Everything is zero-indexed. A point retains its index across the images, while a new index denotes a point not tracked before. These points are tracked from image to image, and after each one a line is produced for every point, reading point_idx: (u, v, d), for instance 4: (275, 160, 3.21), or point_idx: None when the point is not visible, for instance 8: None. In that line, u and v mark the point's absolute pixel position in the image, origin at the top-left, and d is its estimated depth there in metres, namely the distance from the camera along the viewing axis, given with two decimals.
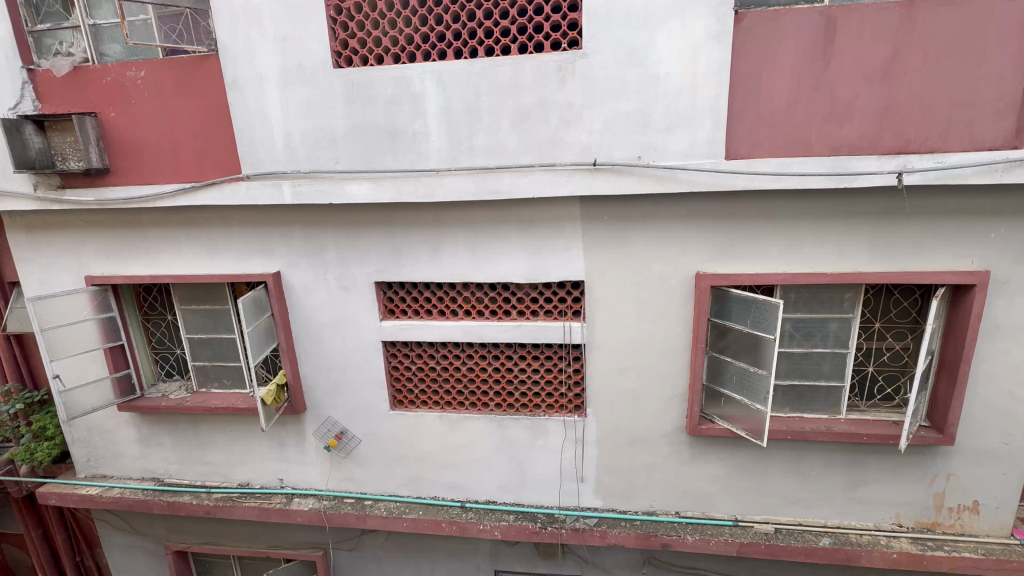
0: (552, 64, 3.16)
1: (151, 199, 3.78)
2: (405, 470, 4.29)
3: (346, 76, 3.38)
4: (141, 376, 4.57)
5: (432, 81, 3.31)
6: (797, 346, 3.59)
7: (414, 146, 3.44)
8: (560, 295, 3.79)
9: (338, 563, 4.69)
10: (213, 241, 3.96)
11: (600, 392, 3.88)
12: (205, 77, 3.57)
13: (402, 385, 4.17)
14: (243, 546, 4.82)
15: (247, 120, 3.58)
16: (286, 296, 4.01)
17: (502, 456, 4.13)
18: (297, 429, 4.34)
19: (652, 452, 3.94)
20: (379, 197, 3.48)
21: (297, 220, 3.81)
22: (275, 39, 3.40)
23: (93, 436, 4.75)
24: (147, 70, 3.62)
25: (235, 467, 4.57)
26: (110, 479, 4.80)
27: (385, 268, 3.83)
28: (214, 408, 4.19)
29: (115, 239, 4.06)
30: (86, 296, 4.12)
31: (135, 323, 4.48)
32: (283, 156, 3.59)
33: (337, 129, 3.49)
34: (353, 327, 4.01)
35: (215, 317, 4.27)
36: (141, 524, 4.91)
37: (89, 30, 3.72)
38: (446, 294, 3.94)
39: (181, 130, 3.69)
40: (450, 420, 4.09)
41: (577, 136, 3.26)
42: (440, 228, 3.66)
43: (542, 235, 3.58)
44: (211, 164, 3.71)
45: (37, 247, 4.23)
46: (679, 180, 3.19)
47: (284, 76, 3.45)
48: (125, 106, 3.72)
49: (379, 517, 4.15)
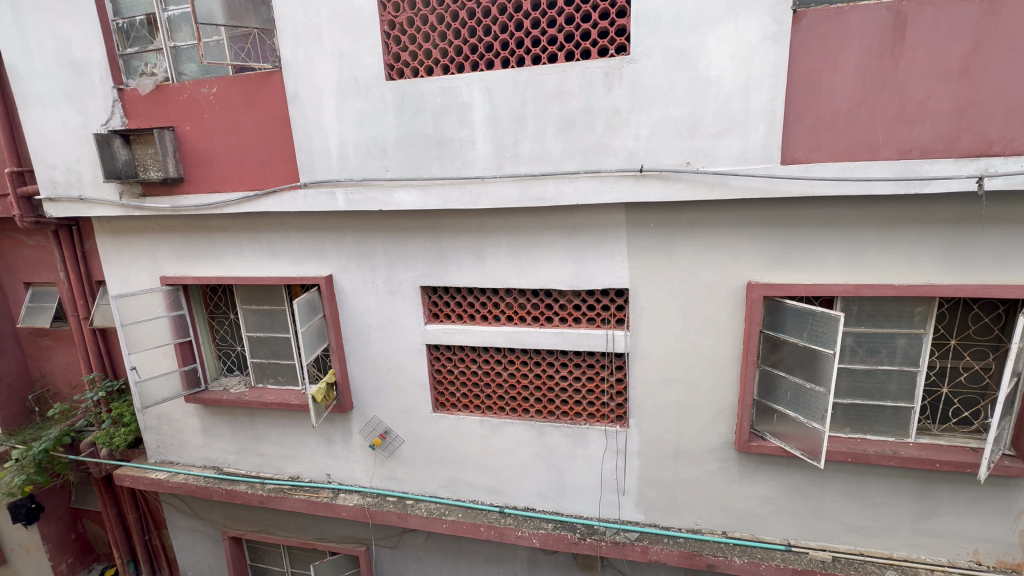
0: (599, 70, 3.15)
1: (219, 206, 4.07)
2: (445, 472, 4.36)
3: (397, 87, 3.51)
4: (206, 370, 4.90)
5: (479, 91, 3.38)
6: (859, 361, 3.36)
7: (460, 154, 3.51)
8: (603, 303, 3.73)
9: (379, 559, 4.81)
10: (272, 245, 4.20)
11: (643, 403, 3.79)
12: (269, 92, 3.81)
13: (444, 388, 4.24)
14: (291, 536, 5.04)
15: (306, 131, 3.78)
16: (337, 298, 4.19)
17: (541, 463, 4.11)
18: (344, 427, 4.51)
19: (698, 468, 3.80)
20: (426, 204, 3.60)
21: (349, 226, 3.98)
22: (333, 54, 3.58)
23: (162, 424, 5.13)
24: (218, 87, 3.91)
25: (286, 460, 4.80)
26: (176, 465, 5.17)
27: (430, 272, 3.93)
28: (269, 403, 4.43)
29: (187, 242, 4.40)
30: (161, 294, 4.49)
31: (202, 321, 4.82)
32: (337, 165, 3.76)
33: (388, 138, 3.62)
34: (399, 330, 4.13)
35: (272, 317, 4.52)
36: (202, 509, 5.25)
37: (170, 52, 4.07)
38: (489, 300, 3.97)
39: (247, 141, 3.95)
40: (490, 424, 4.12)
41: (623, 142, 3.22)
42: (485, 235, 3.72)
43: (585, 242, 3.56)
44: (273, 173, 3.95)
45: (120, 249, 4.64)
46: (730, 186, 3.09)
47: (340, 89, 3.63)
48: (199, 120, 4.03)
49: (420, 516, 4.24)
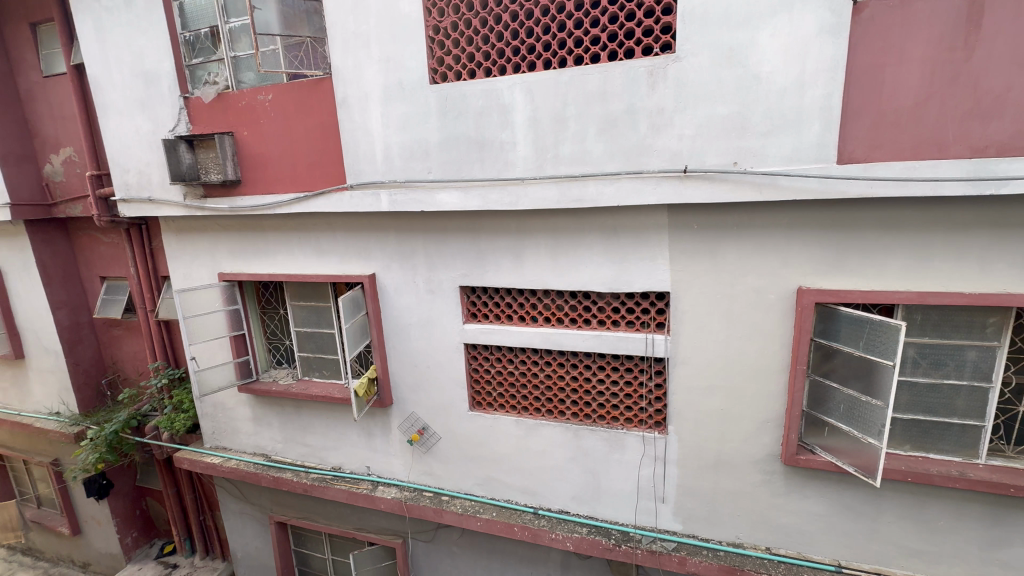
0: (643, 69, 3.10)
1: (272, 207, 4.29)
2: (480, 470, 4.40)
3: (441, 90, 3.58)
4: (257, 362, 5.17)
5: (521, 93, 3.40)
6: (922, 375, 3.13)
7: (501, 156, 3.54)
8: (642, 306, 3.67)
9: (415, 553, 4.92)
10: (320, 244, 4.38)
11: (683, 409, 3.69)
12: (319, 97, 3.98)
13: (481, 387, 4.29)
14: (332, 525, 5.23)
15: (353, 134, 3.92)
16: (380, 296, 4.32)
17: (576, 467, 4.08)
18: (383, 422, 4.64)
19: (740, 479, 3.66)
20: (467, 205, 3.65)
21: (392, 226, 4.10)
22: (380, 60, 3.70)
23: (217, 412, 5.45)
24: (274, 93, 4.12)
25: (329, 451, 4.99)
26: (229, 451, 5.48)
27: (469, 272, 3.98)
28: (314, 396, 4.62)
29: (243, 240, 4.66)
30: (219, 289, 4.77)
31: (254, 316, 5.09)
32: (381, 166, 3.88)
33: (430, 140, 3.70)
34: (438, 328, 4.21)
35: (319, 313, 4.71)
36: (251, 494, 5.55)
37: (230, 62, 4.32)
38: (527, 301, 3.98)
39: (298, 145, 4.14)
40: (526, 424, 4.14)
41: (666, 142, 3.15)
42: (523, 236, 3.74)
43: (625, 244, 3.50)
44: (322, 175, 4.11)
45: (183, 247, 4.96)
46: (780, 187, 2.96)
47: (386, 93, 3.74)
48: (256, 125, 4.25)
49: (455, 513, 4.31)
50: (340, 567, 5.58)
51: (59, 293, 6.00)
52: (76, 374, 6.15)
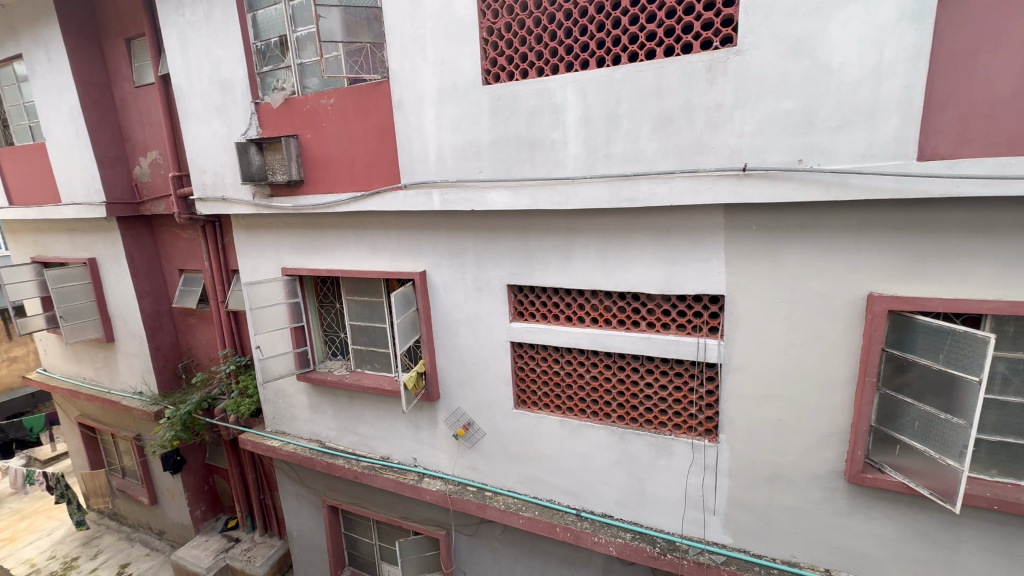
0: (701, 64, 3.00)
1: (331, 205, 4.49)
2: (524, 469, 4.42)
3: (493, 91, 3.63)
4: (315, 353, 5.45)
5: (573, 92, 3.39)
6: (1013, 394, 2.84)
7: (551, 155, 3.54)
8: (694, 309, 3.56)
9: (458, 545, 5.03)
10: (375, 241, 4.56)
11: (736, 418, 3.54)
12: (377, 100, 4.13)
13: (526, 386, 4.31)
14: (380, 512, 5.43)
15: (407, 135, 4.05)
16: (430, 293, 4.43)
17: (621, 471, 4.01)
18: (430, 415, 4.77)
19: (798, 495, 3.47)
20: (516, 205, 3.68)
21: (443, 225, 4.20)
22: (435, 62, 3.79)
23: (277, 398, 5.79)
24: (335, 98, 4.32)
25: (379, 441, 5.19)
26: (287, 436, 5.81)
27: (517, 271, 4.01)
28: (366, 387, 4.81)
29: (304, 237, 4.93)
30: (282, 283, 5.07)
31: (313, 309, 5.37)
32: (434, 166, 3.98)
33: (482, 140, 3.76)
34: (485, 326, 4.26)
35: (372, 308, 4.90)
36: (306, 477, 5.85)
37: (297, 68, 4.56)
38: (575, 301, 3.95)
39: (357, 147, 4.32)
40: (570, 425, 4.12)
41: (724, 140, 3.03)
42: (572, 236, 3.72)
43: (678, 245, 3.40)
44: (378, 175, 4.27)
45: (251, 242, 5.31)
46: (850, 186, 2.77)
47: (440, 95, 3.84)
48: (318, 128, 4.48)
49: (498, 509, 4.35)
50: (386, 553, 5.79)
51: (144, 283, 6.59)
52: (157, 358, 6.74)
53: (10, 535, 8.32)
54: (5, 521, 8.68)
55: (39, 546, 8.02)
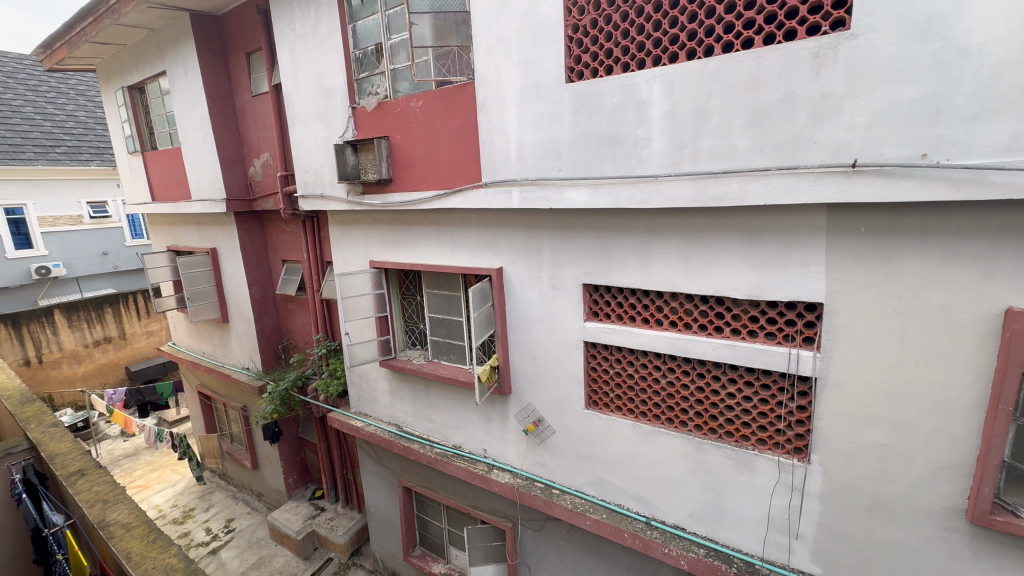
0: (806, 51, 2.77)
1: (416, 202, 4.73)
2: (593, 470, 4.37)
3: (576, 88, 3.61)
4: (396, 341, 5.78)
5: (660, 87, 3.27)
6: None
7: (634, 152, 3.45)
8: (787, 317, 3.29)
9: (523, 539, 5.10)
10: (455, 238, 4.74)
11: (832, 438, 3.24)
12: (463, 101, 4.28)
13: (598, 387, 4.25)
14: (450, 498, 5.65)
15: (490, 135, 4.15)
16: (506, 289, 4.52)
17: (696, 482, 3.83)
18: (502, 409, 4.87)
19: (904, 530, 3.10)
20: (595, 204, 3.63)
21: (521, 222, 4.26)
22: (520, 62, 3.84)
23: (361, 382, 6.21)
24: (423, 100, 4.54)
25: (452, 430, 5.39)
26: (369, 417, 6.24)
27: (594, 271, 3.96)
28: (442, 377, 5.02)
29: (391, 233, 5.24)
30: (370, 275, 5.44)
31: (396, 300, 5.70)
32: (515, 165, 4.04)
33: (563, 139, 3.76)
34: (559, 324, 4.27)
35: (450, 301, 5.09)
36: (384, 458, 6.24)
37: (390, 74, 4.84)
38: (653, 303, 3.83)
39: (441, 147, 4.51)
40: (643, 430, 4.01)
41: (830, 134, 2.78)
42: (653, 236, 3.60)
43: (771, 247, 3.17)
44: (460, 174, 4.43)
45: (344, 237, 5.74)
46: (988, 184, 2.41)
47: (523, 94, 3.88)
48: (407, 130, 4.73)
49: (565, 508, 4.35)
50: (454, 538, 6.02)
51: (253, 271, 7.38)
52: (262, 338, 7.53)
53: (144, 482, 9.74)
54: (140, 470, 10.18)
55: (165, 495, 9.31)
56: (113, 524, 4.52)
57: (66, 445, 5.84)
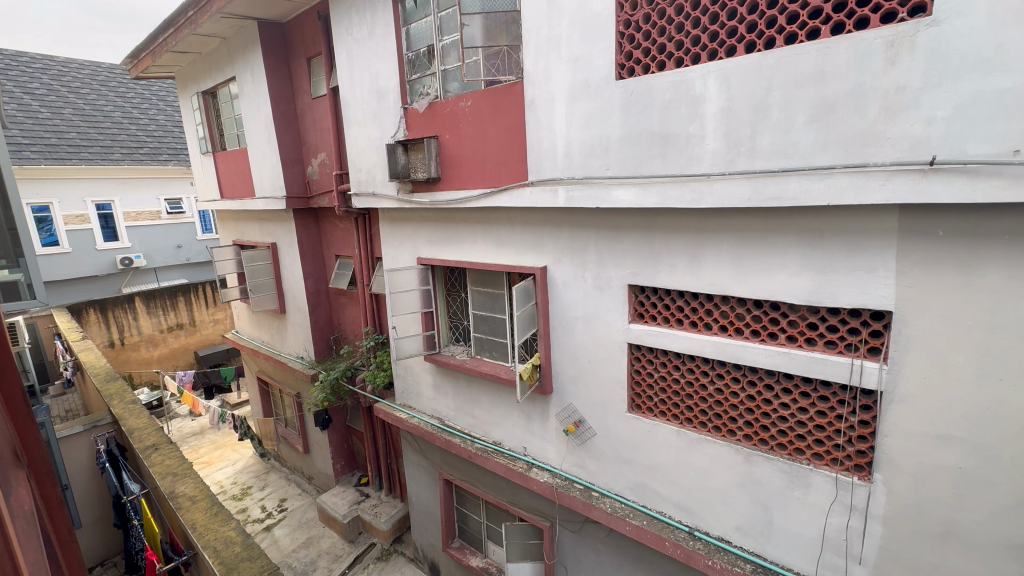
0: (879, 41, 2.58)
1: (463, 200, 4.81)
2: (634, 474, 4.29)
3: (627, 85, 3.54)
4: (440, 337, 5.91)
5: (715, 82, 3.15)
6: None
7: (686, 150, 3.34)
8: (849, 326, 3.09)
9: (561, 539, 5.09)
10: (500, 236, 4.77)
11: (899, 457, 3.01)
12: (511, 100, 4.30)
13: (641, 390, 4.16)
14: (489, 493, 5.72)
15: (537, 134, 4.15)
16: (550, 288, 4.51)
17: (744, 494, 3.67)
18: (543, 408, 4.86)
19: (979, 562, 2.83)
20: (644, 203, 3.55)
21: (566, 221, 4.24)
22: (569, 60, 3.82)
23: (406, 375, 6.40)
24: (472, 99, 4.60)
25: (492, 426, 5.45)
26: (413, 410, 6.41)
27: (640, 271, 3.88)
28: (484, 374, 5.08)
29: (439, 230, 5.36)
30: (417, 271, 5.59)
31: (441, 296, 5.82)
32: (562, 164, 4.03)
33: (612, 137, 3.70)
34: (603, 325, 4.21)
35: (493, 299, 5.14)
36: (426, 450, 6.39)
37: (441, 74, 4.92)
38: (702, 306, 3.71)
39: (489, 146, 4.56)
40: (688, 437, 3.89)
41: (905, 129, 2.58)
42: (704, 236, 3.48)
43: (833, 250, 2.98)
44: (507, 172, 4.46)
45: (393, 234, 5.92)
46: None
47: (572, 92, 3.86)
48: (456, 129, 4.82)
49: (604, 511, 4.30)
50: (492, 533, 6.08)
51: (309, 265, 7.76)
52: (315, 329, 7.91)
53: (208, 459, 10.49)
54: (205, 448, 10.98)
55: (226, 472, 9.99)
56: (181, 495, 4.91)
57: (143, 421, 6.40)
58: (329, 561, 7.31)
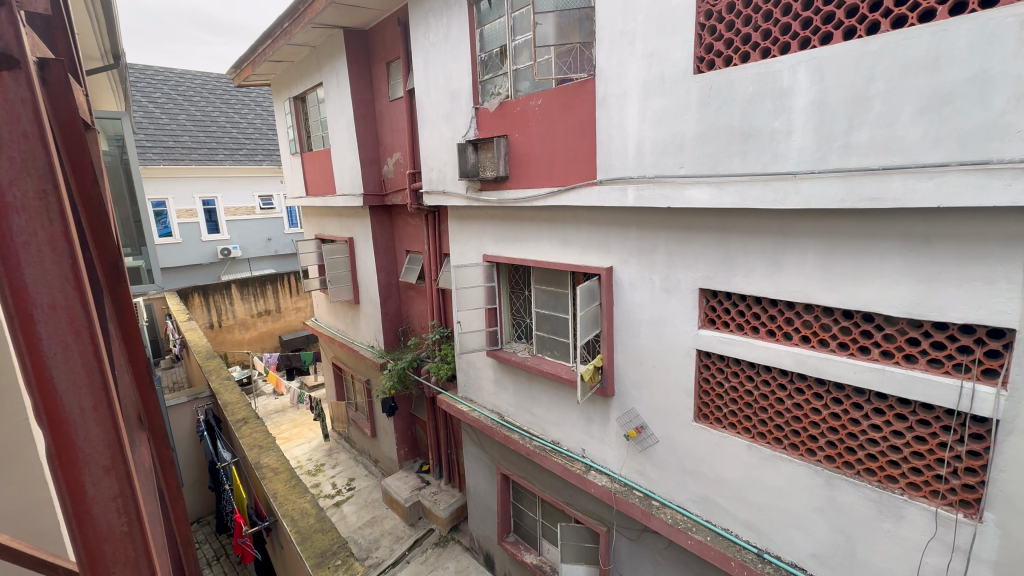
0: (1010, 20, 2.26)
1: (530, 199, 4.84)
2: (698, 487, 4.10)
3: (705, 79, 3.38)
4: (503, 333, 5.99)
5: (806, 73, 2.92)
6: None
7: (770, 147, 3.13)
8: (960, 343, 2.75)
9: (617, 546, 4.98)
10: (566, 235, 4.74)
11: (1017, 497, 2.63)
12: (582, 98, 4.25)
13: (710, 399, 3.97)
14: (545, 492, 5.73)
15: (608, 132, 4.08)
16: (615, 289, 4.41)
17: (822, 520, 3.38)
18: (603, 410, 4.79)
19: None
20: (720, 203, 3.37)
21: (635, 221, 4.13)
22: (644, 55, 3.70)
23: (468, 369, 6.56)
24: (542, 98, 4.61)
25: (551, 425, 5.45)
26: (474, 403, 6.57)
27: (713, 275, 3.69)
28: (544, 372, 5.09)
29: (505, 229, 5.43)
30: (482, 268, 5.71)
31: (505, 293, 5.90)
32: (633, 162, 3.93)
33: (687, 134, 3.55)
34: (670, 329, 4.06)
35: (556, 298, 5.12)
36: (485, 443, 6.52)
37: (512, 74, 4.96)
38: (781, 314, 3.47)
39: (557, 144, 4.55)
40: (759, 452, 3.66)
41: None
42: (786, 239, 3.24)
43: (942, 258, 2.66)
44: (575, 171, 4.43)
45: (460, 231, 6.08)
46: None
47: (646, 88, 3.74)
48: (525, 128, 4.85)
49: (664, 522, 4.16)
50: (547, 532, 6.08)
51: (382, 260, 8.19)
52: (385, 320, 8.34)
53: (287, 435, 11.41)
54: (286, 424, 11.96)
55: (303, 448, 10.81)
56: (265, 466, 5.38)
57: (235, 396, 7.08)
58: (390, 541, 7.68)
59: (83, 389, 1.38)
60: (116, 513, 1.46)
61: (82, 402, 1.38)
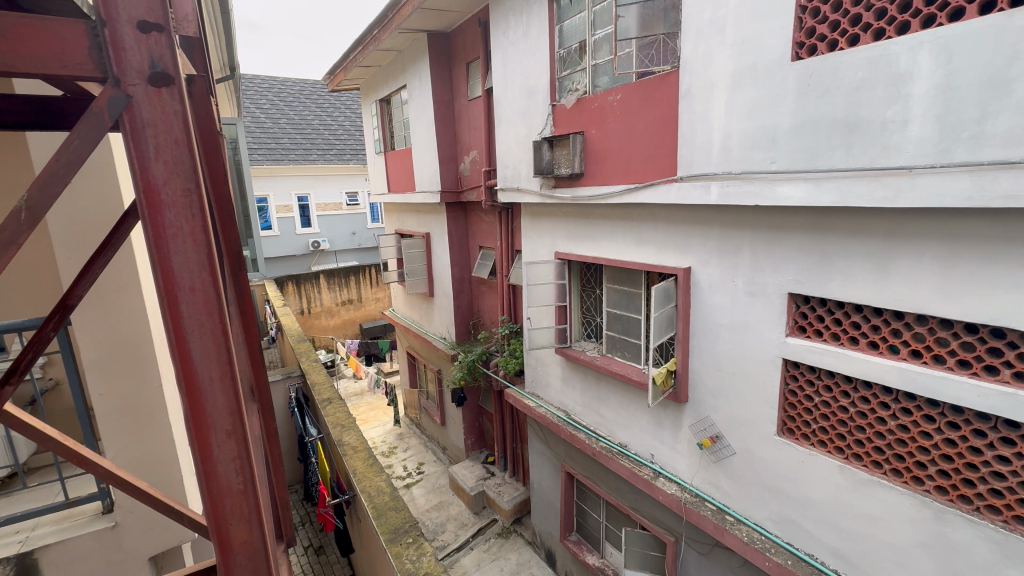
0: None
1: (605, 196, 4.76)
2: (779, 506, 3.83)
3: (805, 67, 3.12)
4: (572, 331, 5.96)
5: (929, 55, 2.60)
6: None
7: (880, 138, 2.83)
8: None
9: (685, 558, 4.79)
10: (641, 233, 4.61)
11: None
12: (665, 91, 4.09)
13: (797, 414, 3.67)
14: (610, 495, 5.63)
15: (691, 125, 3.90)
16: (693, 291, 4.22)
17: (928, 558, 3.02)
18: (675, 416, 4.61)
19: None
20: (817, 201, 3.11)
21: (717, 220, 3.92)
22: (734, 43, 3.49)
23: (536, 365, 6.60)
24: (621, 93, 4.51)
25: (619, 427, 5.35)
26: (540, 399, 6.61)
27: (805, 279, 3.41)
28: (614, 373, 5.00)
29: (578, 226, 5.39)
30: (553, 265, 5.71)
31: (576, 292, 5.86)
32: (717, 157, 3.73)
33: (781, 126, 3.30)
34: (753, 335, 3.81)
35: (629, 298, 5.00)
36: (550, 440, 6.54)
37: (591, 69, 4.88)
38: (887, 325, 3.13)
39: (636, 140, 4.43)
40: (853, 475, 3.34)
41: None
42: (896, 242, 2.91)
43: None
44: (654, 168, 4.29)
45: (533, 228, 6.12)
46: None
47: (735, 78, 3.53)
48: (602, 124, 4.77)
49: (739, 539, 3.93)
50: (611, 535, 5.99)
51: (456, 255, 8.47)
52: (457, 313, 8.63)
53: (364, 417, 12.20)
54: (363, 407, 12.79)
55: (378, 431, 11.51)
56: (347, 444, 5.81)
57: (322, 377, 7.69)
58: (456, 526, 7.97)
59: (213, 362, 1.58)
60: (235, 472, 1.66)
61: (212, 372, 1.59)
